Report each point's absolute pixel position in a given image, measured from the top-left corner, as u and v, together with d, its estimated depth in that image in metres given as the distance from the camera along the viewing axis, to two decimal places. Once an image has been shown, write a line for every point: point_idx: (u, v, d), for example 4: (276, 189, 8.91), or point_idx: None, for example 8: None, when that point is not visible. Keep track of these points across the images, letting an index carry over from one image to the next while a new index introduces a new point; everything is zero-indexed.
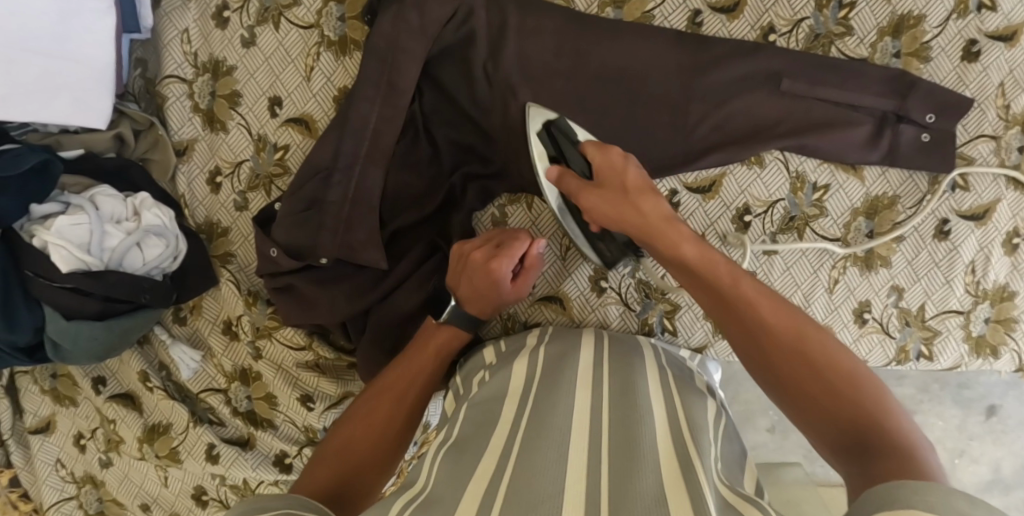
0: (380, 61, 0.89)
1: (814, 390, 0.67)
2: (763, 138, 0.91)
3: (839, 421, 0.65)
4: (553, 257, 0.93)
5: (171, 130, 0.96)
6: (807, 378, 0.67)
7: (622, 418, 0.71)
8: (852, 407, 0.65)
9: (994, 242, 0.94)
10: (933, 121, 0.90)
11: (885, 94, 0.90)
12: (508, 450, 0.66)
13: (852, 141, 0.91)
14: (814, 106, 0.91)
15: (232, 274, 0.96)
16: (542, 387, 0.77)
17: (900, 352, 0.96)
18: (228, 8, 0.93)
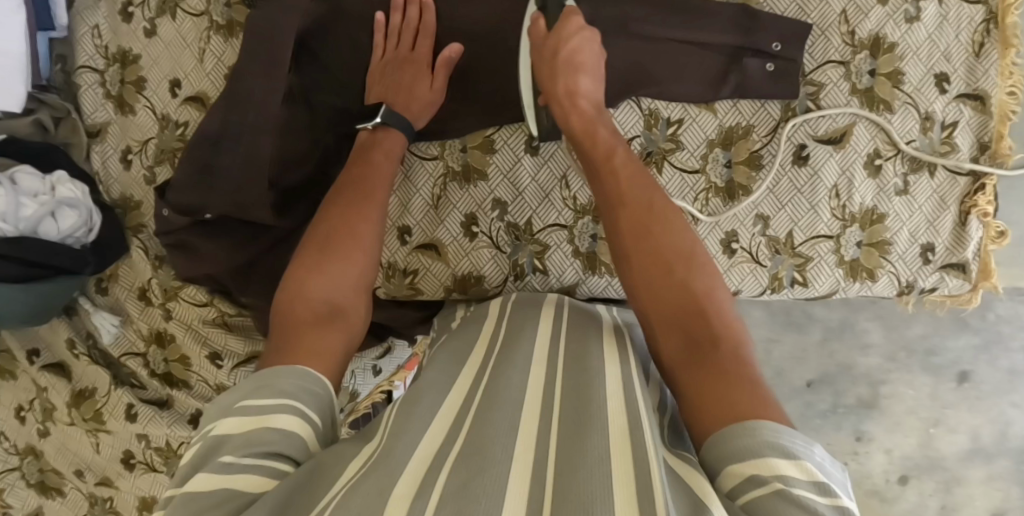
0: (257, 36, 0.95)
1: (660, 271, 0.75)
2: (614, 89, 0.95)
3: (672, 302, 0.73)
4: (426, 205, 0.99)
5: (85, 114, 1.07)
6: (666, 277, 0.74)
7: (574, 376, 0.73)
8: (711, 342, 0.69)
9: (856, 164, 0.96)
10: (779, 49, 0.93)
11: (734, 31, 0.92)
12: (467, 417, 0.68)
13: (706, 82, 0.95)
14: (669, 52, 0.93)
15: (142, 241, 1.06)
16: (501, 353, 0.80)
17: (773, 280, 0.98)
18: (132, 4, 1.04)
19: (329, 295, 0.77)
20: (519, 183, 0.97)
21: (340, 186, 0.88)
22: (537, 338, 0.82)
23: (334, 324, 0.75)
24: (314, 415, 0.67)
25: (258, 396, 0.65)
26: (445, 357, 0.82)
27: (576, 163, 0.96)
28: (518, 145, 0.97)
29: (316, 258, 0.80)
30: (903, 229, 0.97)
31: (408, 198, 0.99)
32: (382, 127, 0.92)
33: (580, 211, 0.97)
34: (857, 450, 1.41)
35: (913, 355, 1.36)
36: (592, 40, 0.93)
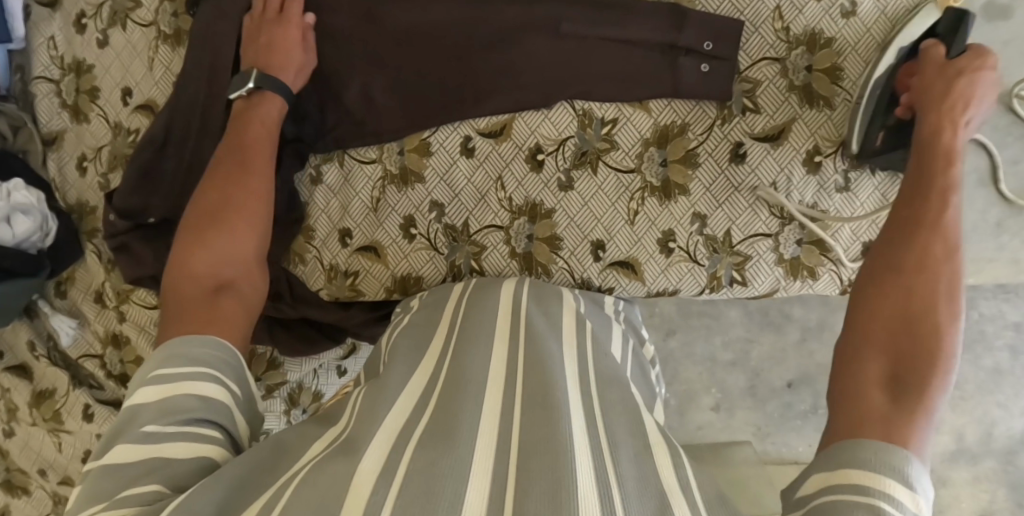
0: (198, 45, 0.97)
1: (906, 273, 0.68)
2: (544, 90, 0.94)
3: (894, 306, 0.66)
4: (366, 208, 1.00)
5: (42, 123, 1.10)
6: (911, 262, 0.69)
7: (534, 362, 0.76)
8: (912, 337, 0.64)
9: (794, 162, 0.94)
10: (711, 49, 0.91)
11: (663, 33, 0.91)
12: (433, 395, 0.73)
13: (637, 82, 0.94)
14: (599, 54, 0.93)
15: (96, 245, 1.10)
16: (462, 339, 0.83)
17: (711, 279, 0.98)
18: (85, 15, 1.07)
19: (204, 278, 0.75)
20: (455, 185, 0.98)
21: (227, 153, 0.86)
22: (502, 324, 0.86)
23: (224, 299, 0.74)
24: (234, 384, 0.68)
25: (173, 365, 0.66)
26: (408, 346, 0.85)
27: (511, 164, 0.97)
28: (454, 147, 0.98)
29: (203, 236, 0.78)
30: (846, 227, 0.95)
31: (348, 202, 1.01)
32: (255, 94, 0.90)
33: (516, 212, 0.98)
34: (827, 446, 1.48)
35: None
36: (521, 41, 0.93)
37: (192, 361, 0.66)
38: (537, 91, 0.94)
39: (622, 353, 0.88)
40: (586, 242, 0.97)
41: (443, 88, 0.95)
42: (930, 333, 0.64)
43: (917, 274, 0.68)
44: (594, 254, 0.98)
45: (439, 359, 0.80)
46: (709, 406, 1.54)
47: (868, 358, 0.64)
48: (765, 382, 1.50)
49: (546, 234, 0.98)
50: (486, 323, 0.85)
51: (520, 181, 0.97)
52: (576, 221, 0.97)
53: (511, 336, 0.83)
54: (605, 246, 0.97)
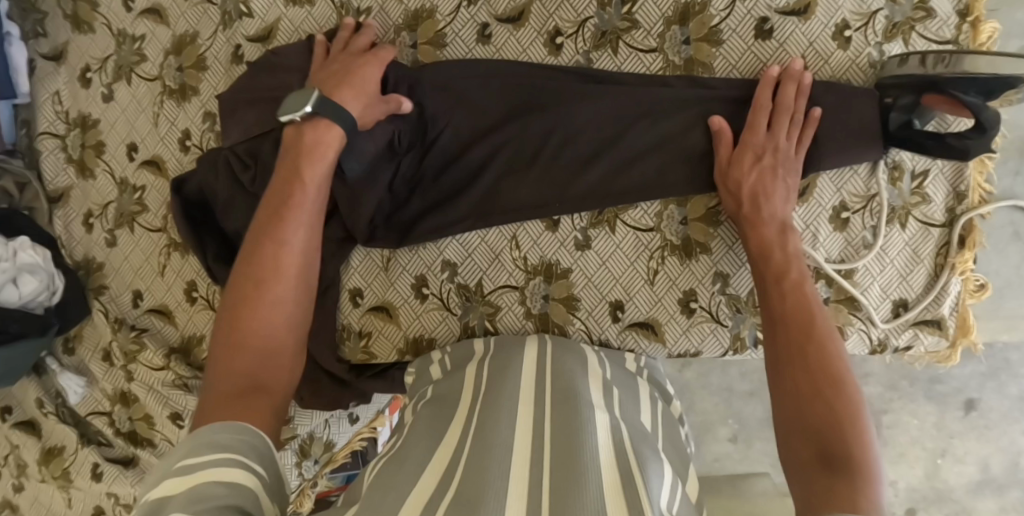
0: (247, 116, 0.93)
1: (795, 330, 0.79)
2: (570, 193, 0.92)
3: (800, 370, 0.76)
4: (375, 267, 0.97)
5: (47, 180, 1.08)
6: (799, 331, 0.78)
7: (562, 428, 0.74)
8: (826, 409, 0.71)
9: (821, 218, 0.91)
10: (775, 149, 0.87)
11: (689, 97, 0.90)
12: (458, 463, 0.70)
13: (668, 151, 0.90)
14: (628, 131, 0.90)
15: (103, 304, 1.08)
16: (486, 401, 0.80)
17: (734, 340, 0.93)
18: (90, 69, 1.06)
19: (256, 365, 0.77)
20: (469, 246, 0.95)
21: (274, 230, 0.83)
22: (523, 384, 0.83)
23: (264, 394, 0.75)
24: (261, 471, 0.66)
25: (200, 453, 0.64)
26: (432, 411, 0.82)
27: (525, 223, 0.94)
28: (469, 206, 0.94)
29: (242, 325, 0.78)
30: (874, 284, 0.92)
31: (363, 261, 0.98)
32: (311, 119, 0.85)
33: (531, 272, 0.94)
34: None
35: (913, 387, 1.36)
36: (564, 142, 0.92)
37: (216, 448, 0.65)
38: (562, 171, 0.92)
39: (650, 417, 0.84)
40: (604, 302, 0.94)
41: (465, 162, 0.93)
42: (842, 413, 0.71)
43: (790, 303, 0.81)
44: (613, 314, 0.94)
45: (464, 422, 0.78)
46: (726, 437, 1.52)
47: (798, 445, 0.71)
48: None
49: (562, 294, 0.94)
50: (508, 385, 0.83)
51: (537, 240, 0.94)
52: (594, 281, 0.94)
53: (531, 398, 0.81)
54: (624, 307, 0.93)
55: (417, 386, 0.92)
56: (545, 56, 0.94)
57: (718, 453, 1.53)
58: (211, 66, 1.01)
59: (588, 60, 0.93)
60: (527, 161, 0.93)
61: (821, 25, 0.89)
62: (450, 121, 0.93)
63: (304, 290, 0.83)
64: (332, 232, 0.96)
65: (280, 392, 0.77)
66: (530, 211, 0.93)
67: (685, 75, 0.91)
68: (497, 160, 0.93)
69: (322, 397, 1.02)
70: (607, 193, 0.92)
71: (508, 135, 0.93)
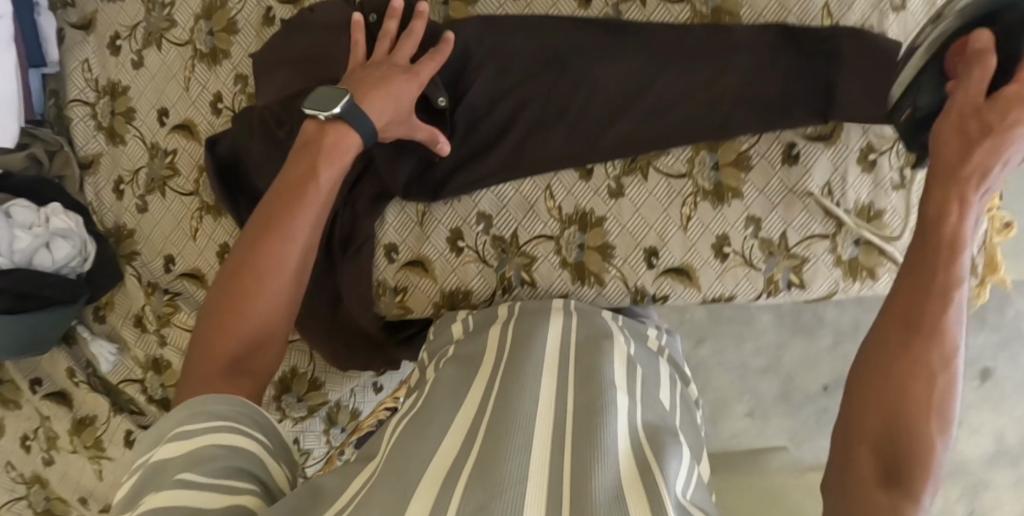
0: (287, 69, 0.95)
1: (898, 333, 0.66)
2: (600, 144, 0.93)
3: (892, 388, 0.64)
4: (411, 221, 0.98)
5: (77, 147, 1.09)
6: (902, 337, 0.65)
7: (585, 402, 0.71)
8: (907, 447, 0.62)
9: (849, 160, 0.93)
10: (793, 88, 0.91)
11: (718, 45, 0.92)
12: (482, 423, 0.68)
13: (695, 102, 0.92)
14: (658, 80, 0.92)
15: (135, 269, 1.08)
16: (510, 367, 0.78)
17: (768, 284, 0.95)
18: (119, 37, 1.06)
19: (240, 351, 0.75)
20: (503, 197, 0.96)
21: (277, 222, 0.78)
22: (544, 355, 0.80)
23: (246, 375, 0.75)
24: (259, 437, 0.69)
25: (197, 420, 0.66)
26: (455, 378, 0.79)
27: (559, 172, 0.95)
28: (503, 159, 0.95)
29: (234, 321, 0.76)
30: (902, 224, 0.94)
31: (398, 215, 0.98)
32: (334, 121, 0.82)
33: (566, 221, 0.95)
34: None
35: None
36: (596, 93, 0.93)
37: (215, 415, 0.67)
38: (590, 122, 0.93)
39: (670, 401, 0.82)
40: (639, 249, 0.95)
41: (493, 115, 0.95)
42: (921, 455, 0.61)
43: (906, 301, 0.66)
44: (648, 261, 0.95)
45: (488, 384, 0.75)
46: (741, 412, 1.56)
47: (869, 469, 0.62)
48: (793, 388, 1.53)
49: (597, 243, 0.96)
50: (530, 355, 0.80)
51: (570, 190, 0.95)
52: (629, 228, 0.95)
53: (553, 371, 0.77)
54: (659, 253, 0.95)
55: (437, 342, 0.93)
56: (574, 9, 0.95)
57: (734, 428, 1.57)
58: (241, 29, 1.02)
59: (617, 12, 0.94)
60: (558, 114, 0.94)
61: None
62: (482, 77, 0.95)
63: (301, 290, 0.81)
64: (367, 188, 0.97)
65: (266, 377, 0.77)
66: (562, 162, 0.94)
67: (712, 25, 0.92)
68: (530, 114, 0.94)
69: (359, 356, 1.07)
70: (638, 145, 0.93)
71: (542, 90, 0.94)
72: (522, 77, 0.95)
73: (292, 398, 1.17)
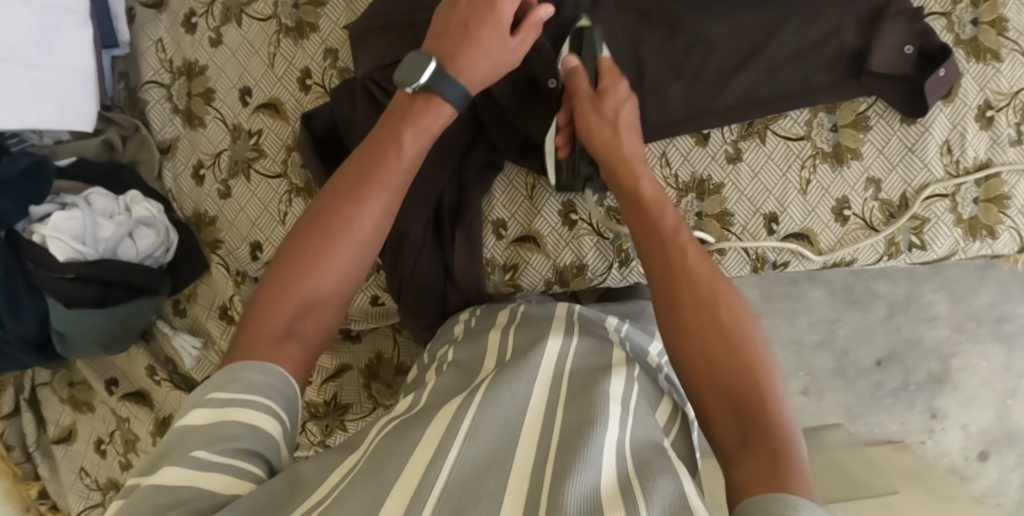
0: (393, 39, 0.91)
1: (688, 302, 0.69)
2: (716, 109, 0.92)
3: (703, 350, 0.66)
4: (520, 195, 0.95)
5: (154, 131, 1.03)
6: (702, 315, 0.68)
7: (580, 388, 0.70)
8: (748, 406, 0.62)
9: (967, 117, 0.92)
10: (912, 51, 0.88)
11: (837, 0, 0.90)
12: (476, 400, 0.65)
13: (812, 61, 0.91)
14: (775, 40, 0.91)
15: (222, 258, 1.02)
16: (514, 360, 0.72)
17: (889, 246, 0.94)
18: (195, 13, 1.01)
19: (295, 319, 0.69)
20: None
21: (350, 184, 0.74)
22: (543, 361, 0.73)
23: (295, 341, 0.68)
24: (285, 416, 0.63)
25: (228, 388, 0.61)
26: (453, 377, 0.77)
27: (674, 139, 0.93)
28: None
29: (297, 276, 0.70)
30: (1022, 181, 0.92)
31: (506, 190, 0.95)
32: (425, 90, 0.79)
33: (683, 189, 0.93)
34: (932, 429, 1.36)
35: (983, 326, 1.31)
36: (712, 54, 0.91)
37: (244, 386, 0.61)
38: (707, 85, 0.92)
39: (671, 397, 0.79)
40: (759, 215, 0.93)
41: None
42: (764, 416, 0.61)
43: (684, 280, 0.71)
44: (768, 227, 0.93)
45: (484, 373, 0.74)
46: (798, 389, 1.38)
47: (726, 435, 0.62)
48: (854, 365, 1.35)
49: (715, 211, 0.93)
50: (529, 360, 0.72)
51: (686, 156, 0.93)
52: (747, 195, 0.93)
53: (553, 371, 0.72)
54: (779, 219, 0.93)
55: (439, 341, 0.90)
56: None
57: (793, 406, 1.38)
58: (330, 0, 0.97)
59: None
60: (674, 78, 0.92)
61: None
62: None
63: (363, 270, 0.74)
64: (476, 159, 0.94)
65: (315, 350, 0.70)
66: (677, 130, 0.92)
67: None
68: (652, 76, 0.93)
69: None
70: (756, 108, 0.91)
71: (657, 54, 0.93)
72: (636, 41, 0.93)
73: (383, 386, 1.05)
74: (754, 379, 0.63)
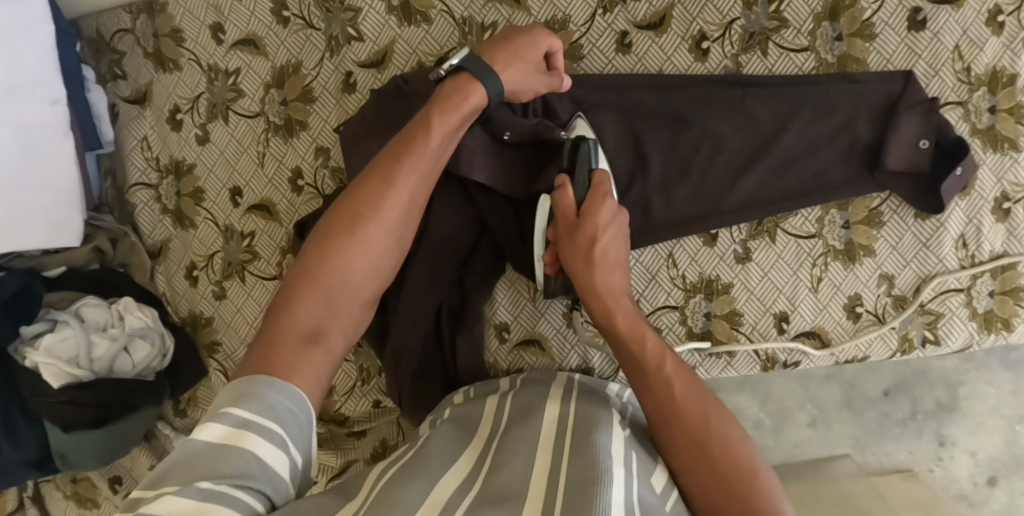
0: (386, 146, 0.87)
1: (675, 411, 0.72)
2: (726, 209, 0.89)
3: (694, 455, 0.70)
4: (522, 298, 0.94)
5: (144, 234, 1.01)
6: (687, 424, 0.71)
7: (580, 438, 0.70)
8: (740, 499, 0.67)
9: (983, 210, 0.89)
10: (927, 146, 0.85)
11: (845, 93, 0.87)
12: (478, 483, 0.66)
13: (821, 157, 0.88)
14: (782, 137, 0.87)
15: (220, 363, 0.99)
16: (505, 441, 0.73)
17: (902, 342, 0.91)
18: (180, 110, 0.97)
19: (320, 311, 0.69)
20: None
21: (374, 183, 0.75)
22: (543, 425, 0.73)
23: (317, 348, 0.68)
24: (296, 452, 0.61)
25: (249, 406, 0.60)
26: (450, 436, 0.76)
27: (681, 240, 0.90)
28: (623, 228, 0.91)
29: (326, 257, 0.71)
30: None
31: (508, 292, 0.94)
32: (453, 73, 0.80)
33: (691, 290, 0.91)
34: (940, 455, 1.06)
35: (989, 353, 1.04)
36: (719, 151, 0.89)
37: (262, 402, 0.60)
38: (714, 183, 0.89)
39: None
40: (769, 314, 0.91)
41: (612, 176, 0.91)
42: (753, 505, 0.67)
43: (661, 389, 0.73)
44: (778, 326, 0.91)
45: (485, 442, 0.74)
46: (803, 421, 1.09)
47: None
48: (860, 394, 1.06)
49: (725, 310, 0.91)
50: (524, 436, 0.72)
51: (694, 257, 0.91)
52: (757, 294, 0.90)
53: (553, 430, 0.72)
54: (790, 317, 0.90)
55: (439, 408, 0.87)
56: (691, 63, 0.89)
57: (796, 440, 1.09)
58: (319, 97, 0.93)
59: (737, 64, 0.89)
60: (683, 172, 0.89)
61: (974, 12, 0.86)
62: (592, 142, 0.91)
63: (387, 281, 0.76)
64: (479, 262, 0.93)
65: (337, 355, 0.70)
66: (685, 233, 0.90)
67: (836, 74, 0.87)
68: (665, 169, 0.90)
69: None
70: (767, 204, 0.88)
71: (667, 146, 0.90)
72: (641, 136, 0.90)
73: None
74: (744, 469, 0.69)
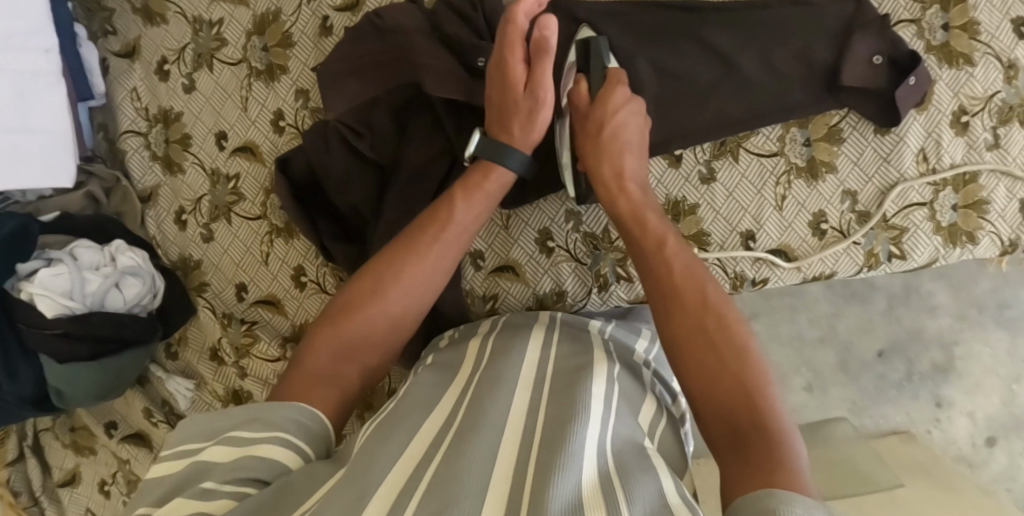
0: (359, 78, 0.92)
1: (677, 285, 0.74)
2: (688, 130, 0.92)
3: (693, 333, 0.69)
4: (497, 227, 0.96)
5: (135, 180, 1.05)
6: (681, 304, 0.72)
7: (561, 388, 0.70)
8: (736, 386, 0.64)
9: (941, 124, 0.91)
10: (881, 62, 0.88)
11: (800, 15, 0.89)
12: (457, 415, 0.66)
13: (780, 77, 0.90)
14: (741, 59, 0.90)
15: (208, 301, 1.04)
16: (486, 373, 0.73)
17: (868, 257, 0.93)
18: (166, 61, 1.02)
19: (344, 364, 0.73)
20: None
21: (401, 252, 0.79)
22: (524, 365, 0.74)
23: (338, 386, 0.71)
24: (305, 446, 0.64)
25: (252, 426, 0.62)
26: (433, 375, 0.76)
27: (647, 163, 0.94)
28: None
29: (357, 315, 0.75)
30: (1000, 186, 0.91)
31: None
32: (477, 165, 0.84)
33: None
34: (938, 417, 1.15)
35: (984, 310, 1.12)
36: (680, 76, 0.92)
37: (269, 423, 0.63)
38: (676, 106, 0.92)
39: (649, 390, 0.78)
40: (736, 234, 0.93)
41: None
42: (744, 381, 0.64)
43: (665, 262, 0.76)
44: (745, 245, 0.94)
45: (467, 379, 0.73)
46: (800, 386, 1.17)
47: (711, 412, 0.64)
48: (855, 358, 1.15)
49: (692, 231, 0.94)
50: (505, 369, 0.72)
51: (660, 180, 0.94)
52: (723, 214, 0.93)
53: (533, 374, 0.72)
54: (756, 236, 0.93)
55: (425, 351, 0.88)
56: None
57: (795, 405, 1.17)
58: (298, 41, 0.98)
59: None
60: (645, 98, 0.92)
61: None
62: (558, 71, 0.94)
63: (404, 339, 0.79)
64: None
65: (352, 396, 0.73)
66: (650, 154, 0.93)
67: None
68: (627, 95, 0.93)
69: None
70: (727, 126, 0.91)
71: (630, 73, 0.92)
72: None
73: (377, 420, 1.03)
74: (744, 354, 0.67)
